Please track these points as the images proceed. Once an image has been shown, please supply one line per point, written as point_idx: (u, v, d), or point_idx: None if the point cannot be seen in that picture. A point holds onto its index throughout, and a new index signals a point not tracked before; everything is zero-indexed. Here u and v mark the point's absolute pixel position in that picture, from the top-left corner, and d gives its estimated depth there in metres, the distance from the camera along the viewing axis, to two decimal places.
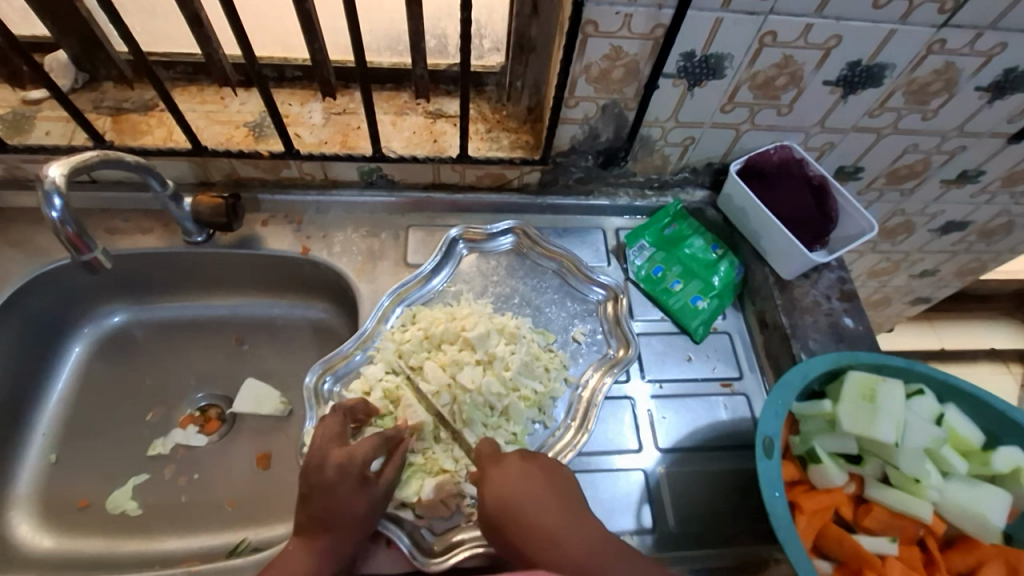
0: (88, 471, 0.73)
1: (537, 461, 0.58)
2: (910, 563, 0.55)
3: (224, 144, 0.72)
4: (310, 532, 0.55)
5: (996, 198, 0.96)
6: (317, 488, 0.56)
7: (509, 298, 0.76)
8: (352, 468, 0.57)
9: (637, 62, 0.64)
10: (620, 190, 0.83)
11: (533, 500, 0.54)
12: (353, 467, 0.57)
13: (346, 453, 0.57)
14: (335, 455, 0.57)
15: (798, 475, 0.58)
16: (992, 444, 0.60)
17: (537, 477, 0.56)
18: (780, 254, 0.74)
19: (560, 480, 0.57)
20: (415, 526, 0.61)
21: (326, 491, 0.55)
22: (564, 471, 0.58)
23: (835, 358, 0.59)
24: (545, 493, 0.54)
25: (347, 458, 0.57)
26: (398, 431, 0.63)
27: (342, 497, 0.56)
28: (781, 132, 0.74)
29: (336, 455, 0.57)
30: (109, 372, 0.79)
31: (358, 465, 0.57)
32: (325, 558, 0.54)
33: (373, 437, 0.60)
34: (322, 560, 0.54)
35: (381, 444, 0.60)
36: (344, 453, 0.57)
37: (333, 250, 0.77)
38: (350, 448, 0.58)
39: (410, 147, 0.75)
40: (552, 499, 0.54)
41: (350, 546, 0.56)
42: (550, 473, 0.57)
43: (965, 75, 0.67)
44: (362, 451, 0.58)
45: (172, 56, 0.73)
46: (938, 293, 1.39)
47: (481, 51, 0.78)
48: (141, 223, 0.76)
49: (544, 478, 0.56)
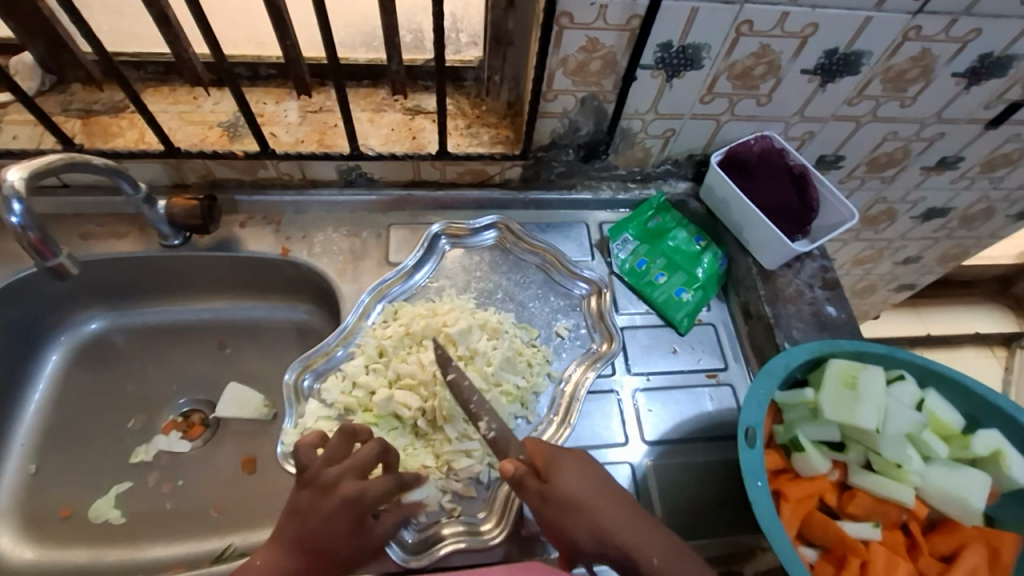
0: (69, 479, 0.71)
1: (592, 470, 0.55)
2: (893, 548, 0.55)
3: (198, 145, 0.71)
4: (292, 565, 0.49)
5: (976, 184, 0.97)
6: (318, 516, 0.50)
7: (493, 294, 0.75)
8: (359, 506, 0.52)
9: (614, 53, 0.63)
10: (603, 183, 0.82)
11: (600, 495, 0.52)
12: (360, 506, 0.52)
13: (360, 490, 0.52)
14: (347, 488, 0.52)
15: (782, 464, 0.58)
16: (973, 427, 0.60)
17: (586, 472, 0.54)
18: (761, 244, 0.74)
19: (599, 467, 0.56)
20: None
21: (328, 525, 0.50)
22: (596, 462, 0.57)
23: (817, 346, 0.59)
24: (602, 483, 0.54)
25: (359, 495, 0.52)
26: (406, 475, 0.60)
27: (340, 535, 0.50)
28: (760, 122, 0.74)
29: (349, 488, 0.52)
30: (87, 380, 0.78)
31: (365, 506, 0.52)
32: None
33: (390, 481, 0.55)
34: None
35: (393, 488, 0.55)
36: (357, 487, 0.52)
37: (314, 250, 0.76)
38: (363, 483, 0.53)
39: (388, 144, 0.74)
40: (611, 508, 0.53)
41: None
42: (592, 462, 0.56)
43: (941, 61, 0.68)
44: (375, 494, 0.53)
45: (141, 56, 0.72)
46: (922, 279, 1.40)
47: (458, 46, 0.77)
48: (116, 227, 0.75)
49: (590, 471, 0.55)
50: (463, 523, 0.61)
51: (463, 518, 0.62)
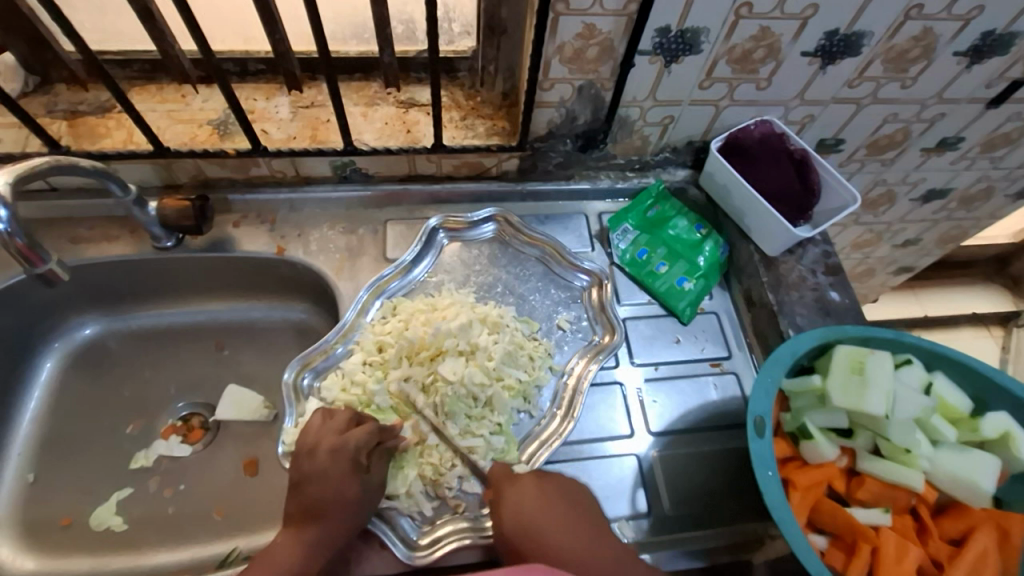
0: (69, 487, 0.70)
1: (552, 480, 0.58)
2: (903, 532, 0.55)
3: (188, 144, 0.70)
4: (298, 524, 0.55)
5: (976, 164, 0.96)
6: (309, 473, 0.56)
7: (492, 287, 0.74)
8: (344, 453, 0.57)
9: (612, 39, 0.62)
10: (601, 173, 0.81)
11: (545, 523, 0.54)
12: (344, 452, 0.57)
13: (339, 438, 0.58)
14: (327, 440, 0.58)
15: (790, 451, 0.58)
16: (980, 410, 0.59)
17: (532, 501, 0.56)
18: (764, 231, 0.73)
19: (557, 489, 0.58)
20: (401, 520, 0.60)
21: (316, 477, 0.56)
22: (557, 477, 0.59)
23: (823, 332, 0.59)
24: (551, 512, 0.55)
25: (340, 443, 0.57)
26: (391, 423, 0.63)
27: (332, 481, 0.55)
28: (761, 106, 0.73)
29: (328, 442, 0.58)
30: (84, 386, 0.76)
31: (349, 452, 0.57)
32: (313, 546, 0.54)
33: (371, 423, 0.60)
34: (307, 552, 0.53)
35: (375, 433, 0.59)
36: (336, 438, 0.58)
37: (310, 249, 0.74)
38: (342, 434, 0.58)
39: (383, 138, 0.73)
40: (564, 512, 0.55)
41: (340, 539, 0.55)
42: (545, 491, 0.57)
43: (943, 40, 0.67)
44: (356, 437, 0.58)
45: (126, 54, 0.70)
46: (921, 261, 1.40)
47: (451, 36, 0.75)
48: (107, 230, 0.73)
49: (541, 501, 0.56)
50: (467, 520, 0.61)
51: (467, 515, 0.61)
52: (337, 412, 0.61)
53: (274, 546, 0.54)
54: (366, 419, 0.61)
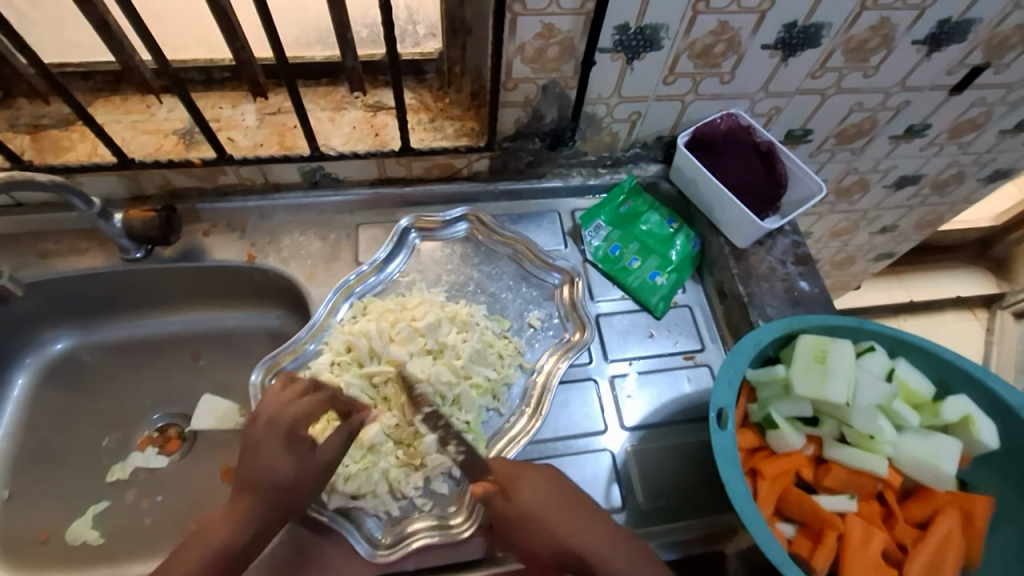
0: (45, 502, 0.70)
1: (543, 478, 0.57)
2: (869, 518, 0.56)
3: (154, 154, 0.70)
4: (238, 494, 0.55)
5: (944, 150, 0.97)
6: (249, 442, 0.57)
7: (464, 286, 0.75)
8: (281, 423, 0.57)
9: (571, 38, 0.62)
10: (572, 170, 0.82)
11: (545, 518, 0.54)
12: (281, 423, 0.57)
13: (280, 407, 0.58)
14: (270, 408, 0.58)
15: (758, 442, 0.58)
16: (943, 393, 0.60)
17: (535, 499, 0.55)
18: (732, 223, 0.74)
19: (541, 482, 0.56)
20: (366, 518, 0.61)
21: (253, 447, 0.56)
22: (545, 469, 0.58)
23: (787, 322, 0.59)
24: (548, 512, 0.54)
25: (278, 412, 0.57)
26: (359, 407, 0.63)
27: (268, 451, 0.55)
28: (726, 100, 0.74)
29: (268, 410, 0.58)
30: (59, 400, 0.76)
31: (286, 422, 0.57)
32: (246, 518, 0.54)
33: (318, 395, 0.59)
34: (241, 523, 0.54)
35: (318, 405, 0.59)
36: (278, 408, 0.58)
37: (282, 255, 0.75)
38: (286, 404, 0.58)
39: (351, 142, 0.73)
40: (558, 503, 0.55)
41: (273, 511, 0.55)
42: (536, 486, 0.56)
43: (901, 29, 0.68)
44: (299, 408, 0.58)
45: (89, 66, 0.70)
46: (901, 246, 1.41)
47: (416, 38, 0.75)
48: (75, 244, 0.73)
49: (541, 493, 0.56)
50: (435, 517, 0.61)
51: (437, 512, 0.62)
52: (290, 383, 0.61)
53: (216, 513, 0.54)
54: (315, 387, 0.60)
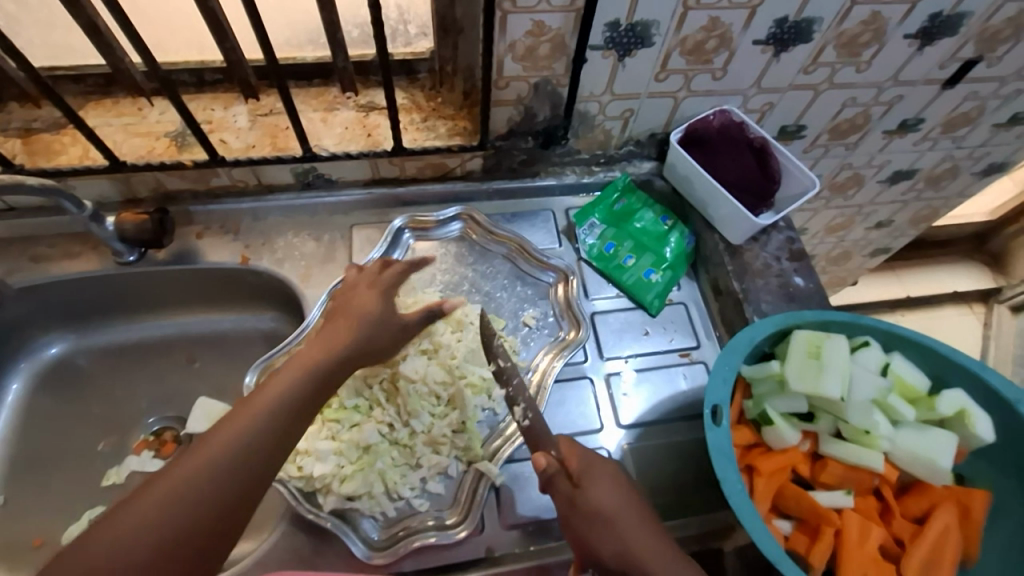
0: (40, 507, 0.70)
1: (614, 479, 0.55)
2: (865, 513, 0.56)
3: (146, 157, 0.69)
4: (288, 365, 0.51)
5: (938, 144, 0.97)
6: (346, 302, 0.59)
7: (459, 286, 0.75)
8: (382, 284, 0.61)
9: (563, 35, 0.62)
10: (566, 168, 0.81)
11: (613, 520, 0.52)
12: (380, 284, 0.61)
13: (376, 274, 0.62)
14: (365, 278, 0.61)
15: (754, 438, 0.58)
16: (938, 387, 0.60)
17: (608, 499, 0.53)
18: (726, 220, 0.74)
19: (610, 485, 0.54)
20: (362, 519, 0.61)
21: (348, 306, 0.58)
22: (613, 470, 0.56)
23: (781, 318, 0.59)
24: (618, 513, 0.52)
25: (377, 277, 0.62)
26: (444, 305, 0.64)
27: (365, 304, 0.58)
28: (719, 96, 0.74)
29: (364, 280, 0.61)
30: (54, 405, 0.76)
31: (385, 284, 0.61)
32: (305, 379, 0.50)
33: (398, 266, 0.63)
34: (306, 377, 0.50)
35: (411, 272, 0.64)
36: (373, 277, 0.61)
37: (275, 256, 0.74)
38: (378, 275, 0.62)
39: (343, 143, 0.73)
40: (628, 509, 0.53)
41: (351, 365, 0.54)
42: (611, 487, 0.54)
43: (893, 23, 0.68)
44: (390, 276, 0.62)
45: (79, 69, 0.69)
46: (896, 242, 1.41)
47: (408, 37, 0.75)
48: (69, 248, 0.73)
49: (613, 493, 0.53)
50: (432, 518, 0.61)
51: (433, 513, 0.62)
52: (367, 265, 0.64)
53: (245, 403, 0.48)
54: (394, 262, 0.64)
